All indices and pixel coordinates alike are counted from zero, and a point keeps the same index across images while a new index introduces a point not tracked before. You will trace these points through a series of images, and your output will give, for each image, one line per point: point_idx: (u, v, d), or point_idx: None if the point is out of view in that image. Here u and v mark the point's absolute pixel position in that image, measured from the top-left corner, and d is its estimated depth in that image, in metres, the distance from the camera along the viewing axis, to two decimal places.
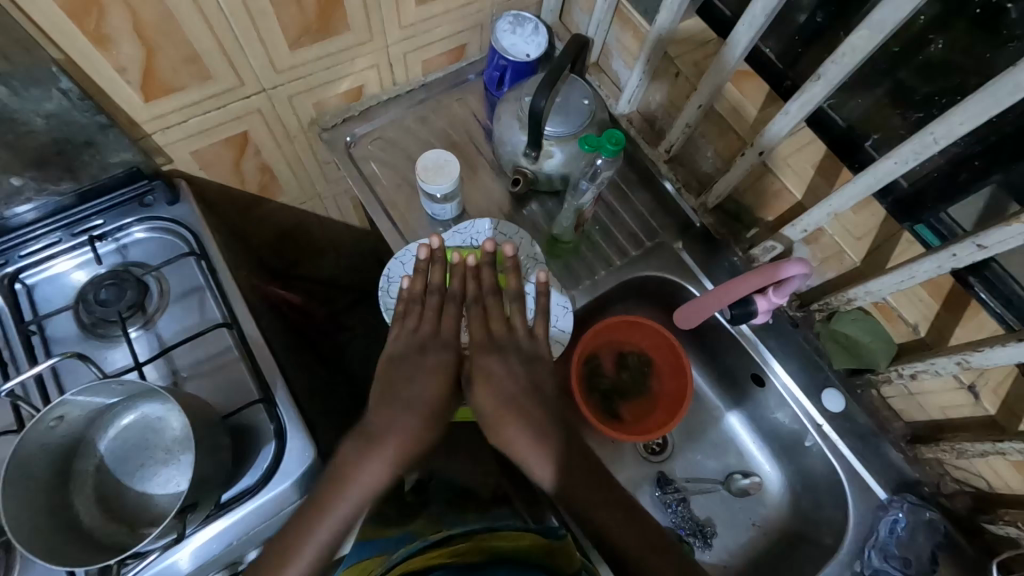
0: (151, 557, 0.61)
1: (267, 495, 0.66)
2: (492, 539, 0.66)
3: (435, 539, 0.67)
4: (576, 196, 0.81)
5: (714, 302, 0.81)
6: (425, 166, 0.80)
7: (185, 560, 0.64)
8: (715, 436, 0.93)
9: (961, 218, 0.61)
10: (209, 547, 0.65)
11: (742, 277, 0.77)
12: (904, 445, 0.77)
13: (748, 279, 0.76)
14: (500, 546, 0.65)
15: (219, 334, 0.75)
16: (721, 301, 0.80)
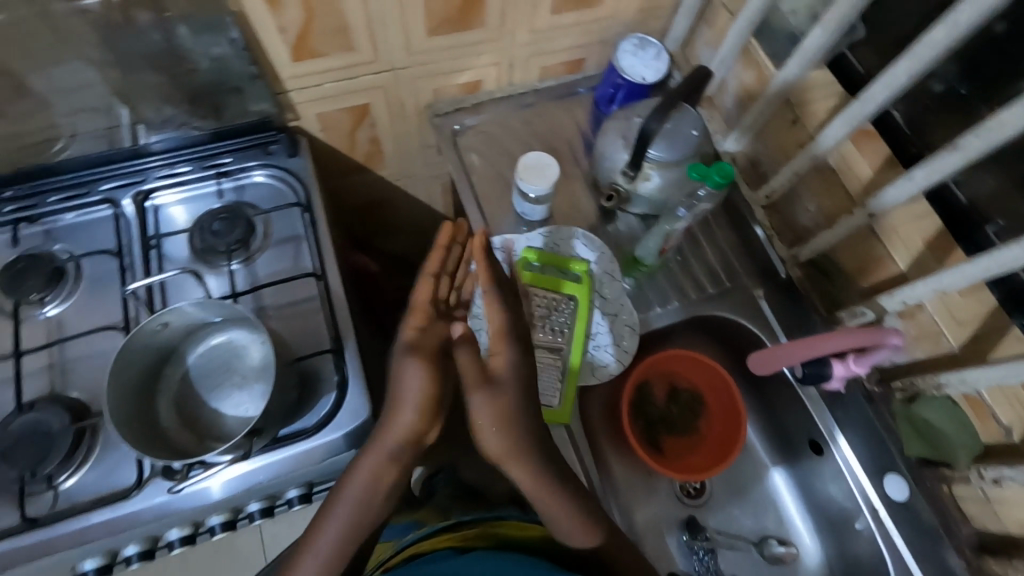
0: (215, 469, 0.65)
1: (317, 441, 0.70)
2: (496, 527, 0.73)
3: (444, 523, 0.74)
4: (671, 220, 0.83)
5: (795, 354, 0.76)
6: (526, 164, 0.82)
7: (216, 489, 0.67)
8: (757, 494, 0.89)
9: None
10: (238, 484, 0.67)
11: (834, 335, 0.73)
12: (968, 553, 0.72)
13: (843, 337, 0.72)
14: (504, 534, 0.72)
15: (307, 283, 0.80)
16: (804, 354, 0.75)
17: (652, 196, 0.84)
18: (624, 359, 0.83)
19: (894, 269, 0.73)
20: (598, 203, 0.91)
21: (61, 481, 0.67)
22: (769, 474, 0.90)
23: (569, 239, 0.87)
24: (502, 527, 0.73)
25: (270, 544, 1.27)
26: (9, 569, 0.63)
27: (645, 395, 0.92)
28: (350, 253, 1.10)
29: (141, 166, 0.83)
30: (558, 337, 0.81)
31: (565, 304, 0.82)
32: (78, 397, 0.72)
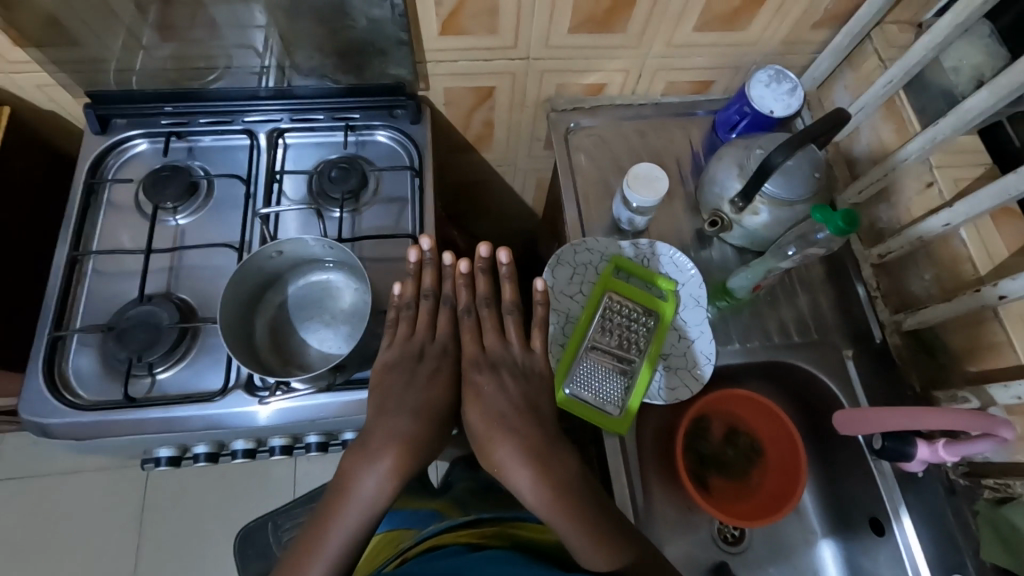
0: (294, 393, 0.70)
1: None
2: (515, 530, 0.71)
3: (464, 522, 0.72)
4: (777, 258, 0.81)
5: (884, 421, 0.70)
6: (636, 173, 0.82)
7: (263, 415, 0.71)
8: (798, 559, 0.85)
9: None
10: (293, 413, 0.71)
11: (929, 412, 0.68)
12: None
13: (945, 415, 0.67)
14: (523, 536, 0.70)
15: (403, 243, 0.84)
16: (897, 423, 0.69)
17: (757, 229, 0.83)
18: (693, 385, 0.81)
19: (1011, 360, 0.68)
20: (697, 226, 0.90)
21: (158, 371, 0.74)
22: (813, 540, 0.86)
23: (660, 255, 0.86)
24: (518, 528, 0.71)
25: (302, 479, 1.33)
26: (102, 435, 0.70)
27: (700, 428, 0.91)
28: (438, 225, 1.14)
29: (280, 106, 0.89)
30: (635, 351, 0.80)
31: (646, 317, 0.82)
32: (186, 298, 0.80)
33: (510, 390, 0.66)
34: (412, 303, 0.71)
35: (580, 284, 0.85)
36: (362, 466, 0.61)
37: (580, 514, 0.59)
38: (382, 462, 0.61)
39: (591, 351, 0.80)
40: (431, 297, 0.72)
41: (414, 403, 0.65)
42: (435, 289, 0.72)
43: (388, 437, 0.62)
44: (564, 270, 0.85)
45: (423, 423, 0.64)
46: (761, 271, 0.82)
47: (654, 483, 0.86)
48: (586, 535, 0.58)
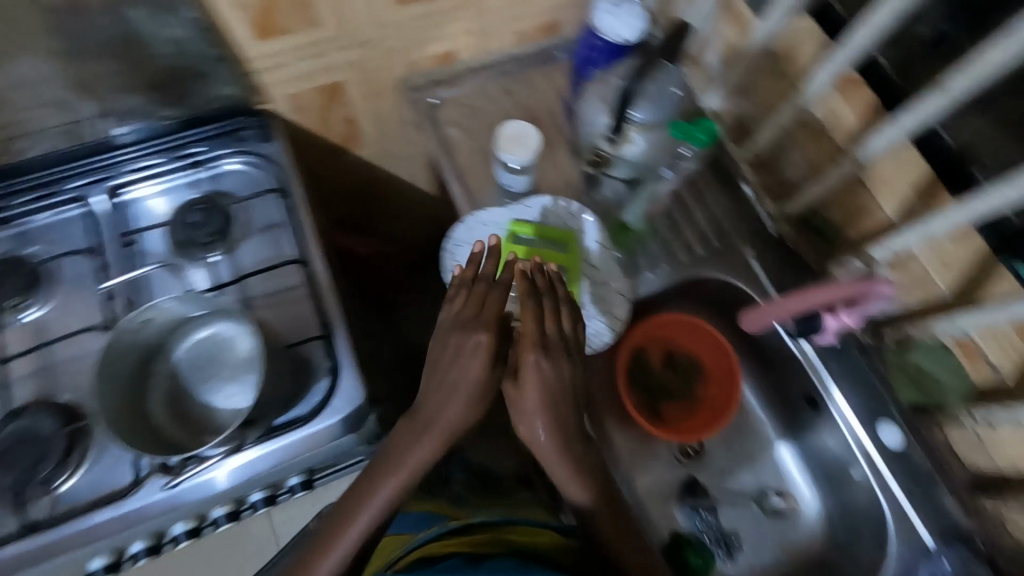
0: (210, 461, 0.65)
1: (314, 427, 0.70)
2: (507, 532, 0.68)
3: (455, 523, 0.69)
4: (655, 181, 0.84)
5: (775, 312, 0.78)
6: (506, 134, 0.81)
7: (221, 479, 0.67)
8: (755, 451, 0.90)
9: None
10: (247, 470, 0.67)
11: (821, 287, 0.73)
12: (963, 495, 0.73)
13: (830, 288, 0.72)
14: (517, 541, 0.67)
15: (290, 270, 0.79)
16: (784, 312, 0.77)
17: (637, 159, 0.81)
18: (618, 325, 0.82)
19: (883, 218, 0.73)
20: (584, 171, 0.88)
21: (60, 483, 0.66)
22: (764, 428, 0.91)
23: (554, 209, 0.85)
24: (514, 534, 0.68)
25: (280, 530, 1.28)
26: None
27: (642, 359, 0.93)
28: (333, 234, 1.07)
29: (108, 161, 0.80)
30: None
31: None
32: (68, 399, 0.72)
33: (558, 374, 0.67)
34: (475, 280, 0.71)
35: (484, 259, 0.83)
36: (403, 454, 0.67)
37: (587, 485, 0.69)
38: (421, 446, 0.67)
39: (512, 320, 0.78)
40: (489, 284, 0.71)
41: (466, 382, 0.67)
42: (493, 277, 0.71)
43: (438, 416, 0.67)
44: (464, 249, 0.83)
45: (470, 401, 0.67)
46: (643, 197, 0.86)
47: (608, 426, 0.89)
48: (594, 501, 0.70)
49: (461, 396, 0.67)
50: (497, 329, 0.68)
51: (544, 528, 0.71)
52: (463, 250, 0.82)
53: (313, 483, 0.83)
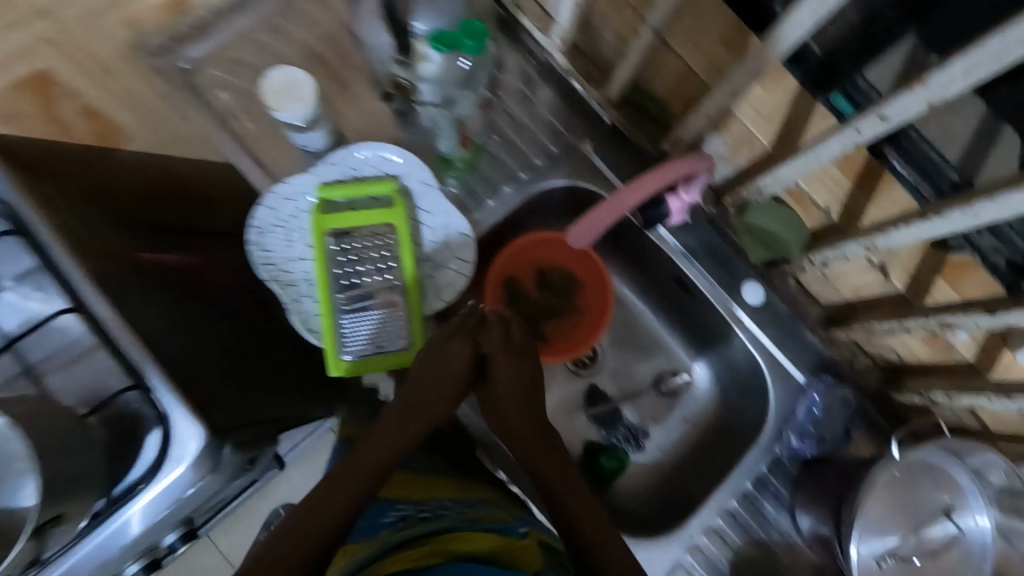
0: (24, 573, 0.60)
1: (163, 482, 0.62)
2: (449, 541, 0.60)
3: (401, 535, 0.61)
4: (453, 105, 0.72)
5: (600, 221, 0.73)
6: (272, 87, 0.66)
7: (135, 520, 0.61)
8: (644, 341, 0.92)
9: (876, 78, 0.69)
10: (159, 507, 0.62)
11: (658, 169, 0.69)
12: (820, 330, 0.76)
13: (665, 169, 0.68)
14: (459, 549, 0.59)
15: (69, 320, 0.66)
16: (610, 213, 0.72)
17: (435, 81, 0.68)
18: (466, 270, 0.74)
19: None
20: (386, 104, 0.77)
21: None
22: (649, 318, 0.92)
23: (364, 157, 0.73)
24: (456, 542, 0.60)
25: None
26: None
27: (513, 287, 0.87)
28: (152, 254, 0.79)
29: None
30: (390, 274, 0.69)
31: (384, 233, 0.70)
32: None
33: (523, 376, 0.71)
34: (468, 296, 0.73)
35: (299, 239, 0.71)
36: (386, 439, 0.67)
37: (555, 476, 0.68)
38: (408, 429, 0.68)
39: (345, 301, 0.67)
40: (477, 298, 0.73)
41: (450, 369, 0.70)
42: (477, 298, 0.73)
43: (422, 404, 0.69)
44: (271, 233, 0.70)
45: (453, 398, 0.70)
46: (453, 132, 0.75)
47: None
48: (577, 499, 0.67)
49: (436, 392, 0.69)
50: (478, 332, 0.71)
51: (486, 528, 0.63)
52: (271, 235, 0.70)
53: (197, 528, 0.76)
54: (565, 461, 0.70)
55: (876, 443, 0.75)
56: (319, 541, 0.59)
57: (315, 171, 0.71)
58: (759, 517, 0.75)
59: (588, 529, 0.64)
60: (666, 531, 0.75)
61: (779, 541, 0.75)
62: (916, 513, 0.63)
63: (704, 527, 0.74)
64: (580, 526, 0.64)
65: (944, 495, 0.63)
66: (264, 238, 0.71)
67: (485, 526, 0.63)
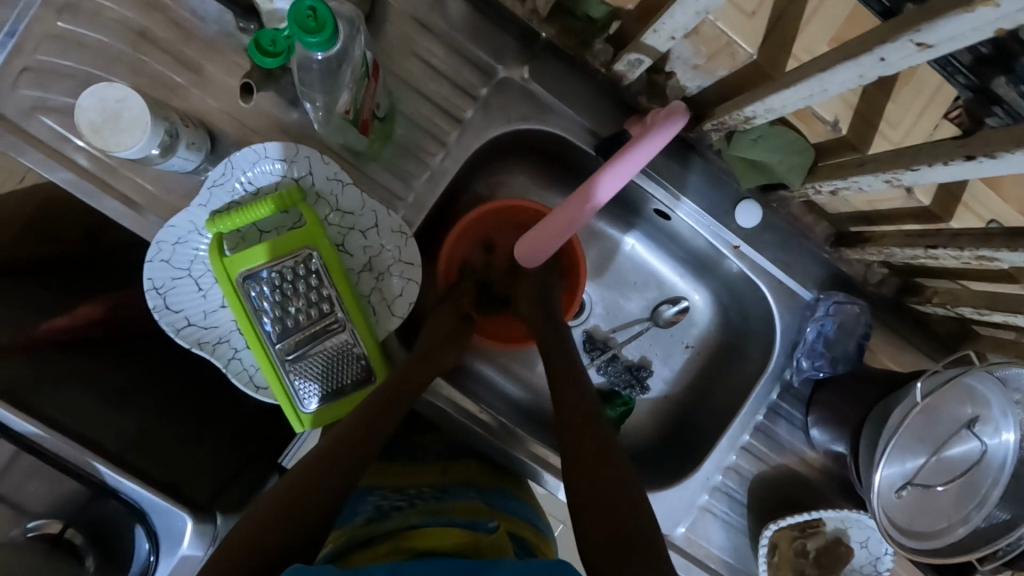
0: None
1: (172, 561, 0.61)
2: (413, 538, 0.58)
3: (362, 534, 0.61)
4: (330, 94, 0.51)
5: (556, 238, 0.63)
6: (88, 121, 0.49)
7: None
8: (632, 274, 0.83)
9: None
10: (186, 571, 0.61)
11: (605, 176, 0.59)
12: (829, 249, 0.68)
13: (610, 176, 0.59)
14: (422, 545, 0.57)
15: None
16: (564, 230, 0.62)
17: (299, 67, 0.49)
18: (413, 274, 0.63)
19: None
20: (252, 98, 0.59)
21: None
22: (631, 248, 0.83)
23: (253, 167, 0.59)
24: (418, 539, 0.58)
25: None
26: None
27: (471, 270, 0.74)
28: (70, 309, 0.72)
29: None
30: (326, 305, 0.59)
31: (307, 256, 0.59)
32: None
33: (537, 304, 0.70)
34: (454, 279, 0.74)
35: (210, 284, 0.60)
36: (400, 387, 0.59)
37: (578, 415, 0.59)
38: (418, 377, 0.61)
39: (284, 349, 0.58)
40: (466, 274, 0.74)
41: (450, 333, 0.68)
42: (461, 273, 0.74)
43: (433, 353, 0.64)
44: (176, 286, 0.59)
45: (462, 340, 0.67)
46: (347, 127, 0.53)
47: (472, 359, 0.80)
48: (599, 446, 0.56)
49: (440, 349, 0.65)
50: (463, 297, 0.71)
51: (450, 525, 0.60)
52: (176, 289, 0.59)
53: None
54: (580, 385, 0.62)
55: (892, 349, 0.70)
56: (327, 484, 0.52)
57: (199, 199, 0.58)
58: (771, 442, 0.73)
59: (581, 481, 0.54)
60: (682, 475, 0.74)
61: (794, 459, 0.74)
62: (938, 431, 0.60)
63: (720, 467, 0.72)
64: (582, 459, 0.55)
65: (966, 407, 0.60)
66: (168, 294, 0.59)
67: (450, 520, 0.61)
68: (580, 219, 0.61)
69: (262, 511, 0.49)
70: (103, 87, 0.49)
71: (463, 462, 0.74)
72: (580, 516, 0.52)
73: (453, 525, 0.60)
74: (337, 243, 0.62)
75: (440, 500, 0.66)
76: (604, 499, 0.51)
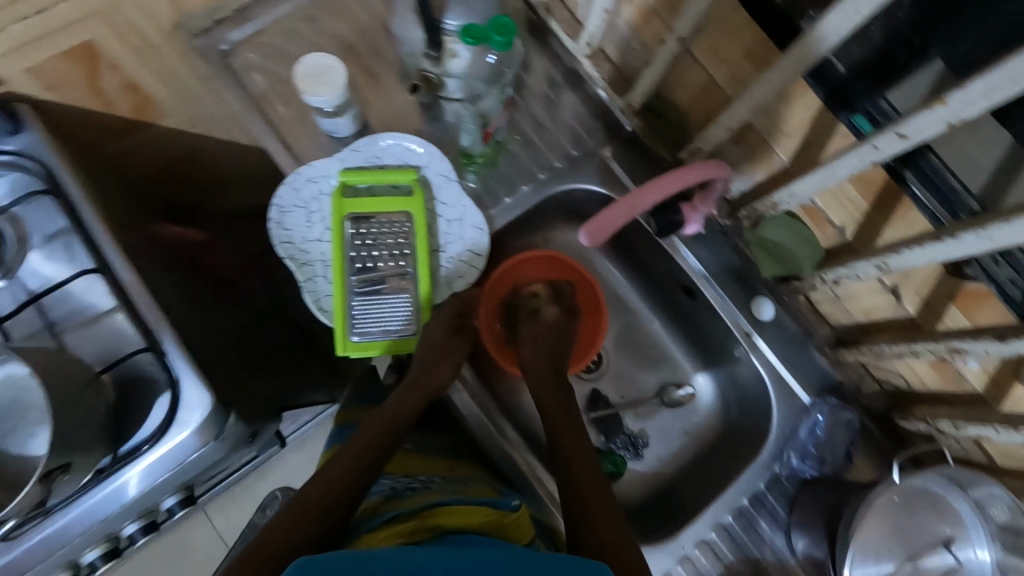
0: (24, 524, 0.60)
1: (165, 445, 0.63)
2: (436, 515, 0.60)
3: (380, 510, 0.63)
4: (477, 98, 0.75)
5: (614, 220, 0.72)
6: (304, 73, 0.68)
7: (133, 484, 0.62)
8: (650, 350, 0.91)
9: None
10: (165, 463, 0.63)
11: (664, 178, 0.70)
12: (828, 350, 0.76)
13: (667, 181, 0.70)
14: (447, 524, 0.59)
15: (95, 281, 0.68)
16: (625, 213, 0.72)
17: (463, 74, 0.72)
18: (478, 263, 0.76)
19: (722, 94, 0.69)
20: (414, 98, 0.79)
21: None
22: (654, 326, 0.92)
23: (389, 146, 0.75)
24: (444, 517, 0.60)
25: (225, 527, 1.14)
26: None
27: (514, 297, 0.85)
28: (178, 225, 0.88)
29: None
30: (404, 260, 0.72)
31: (404, 220, 0.73)
32: None
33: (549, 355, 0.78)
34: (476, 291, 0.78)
35: (319, 219, 0.73)
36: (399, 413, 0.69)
37: (574, 442, 0.69)
38: (407, 404, 0.70)
39: (359, 281, 0.70)
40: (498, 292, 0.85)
41: (444, 348, 0.72)
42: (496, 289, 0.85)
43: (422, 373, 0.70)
44: (294, 212, 0.73)
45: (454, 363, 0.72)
46: (476, 125, 0.76)
47: (489, 374, 0.87)
48: (599, 480, 0.65)
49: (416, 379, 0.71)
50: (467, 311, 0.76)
51: (476, 504, 0.63)
52: (292, 214, 0.73)
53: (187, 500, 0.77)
54: (578, 430, 0.71)
55: (876, 467, 0.74)
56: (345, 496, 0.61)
57: (340, 155, 0.74)
58: (752, 533, 0.74)
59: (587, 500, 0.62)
60: (658, 540, 0.75)
61: (772, 560, 0.73)
62: (915, 540, 0.62)
63: (696, 540, 0.73)
64: (583, 491, 0.63)
65: (944, 525, 0.62)
66: (285, 216, 0.73)
67: (473, 498, 0.64)
68: (639, 204, 0.71)
69: (294, 516, 0.59)
70: (323, 55, 0.69)
71: (467, 462, 0.74)
72: (582, 526, 0.60)
73: (476, 504, 0.63)
74: (431, 220, 0.76)
75: (452, 482, 0.68)
76: (612, 541, 0.57)
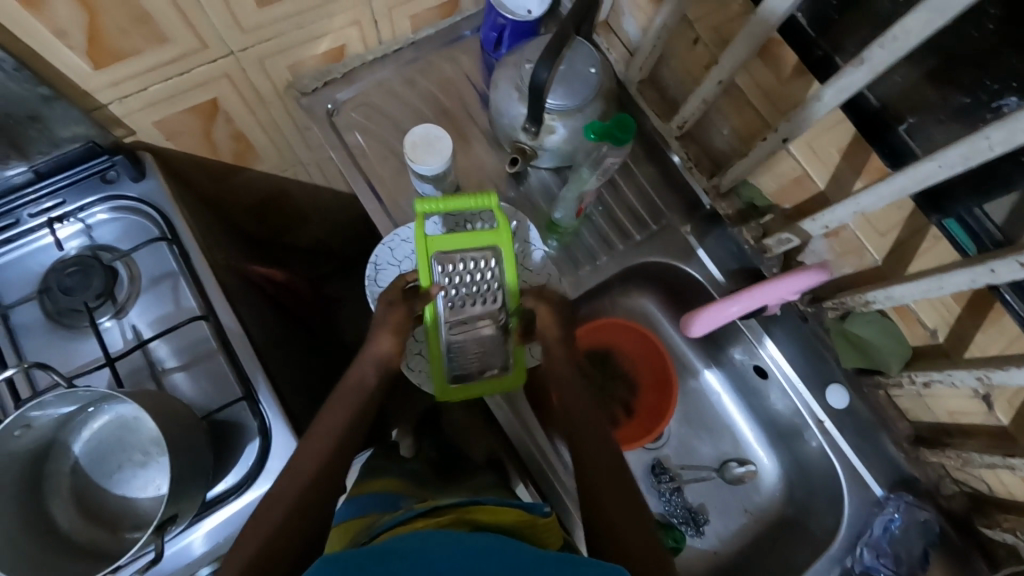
0: None
1: (251, 493, 0.65)
2: (473, 511, 0.59)
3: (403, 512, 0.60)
4: (579, 179, 0.75)
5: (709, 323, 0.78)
6: (412, 141, 0.72)
7: (198, 542, 0.64)
8: (711, 422, 0.91)
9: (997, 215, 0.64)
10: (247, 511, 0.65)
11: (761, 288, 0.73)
12: (906, 446, 0.75)
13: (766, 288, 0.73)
14: (483, 519, 0.58)
15: (196, 325, 0.71)
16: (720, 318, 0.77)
17: (559, 148, 0.76)
18: None
19: (813, 188, 0.71)
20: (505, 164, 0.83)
21: None
22: (717, 398, 0.91)
23: None
24: (478, 513, 0.58)
25: None
26: None
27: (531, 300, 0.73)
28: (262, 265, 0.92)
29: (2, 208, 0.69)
30: (492, 301, 0.65)
31: (489, 257, 0.65)
32: None
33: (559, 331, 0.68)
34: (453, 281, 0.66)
35: None
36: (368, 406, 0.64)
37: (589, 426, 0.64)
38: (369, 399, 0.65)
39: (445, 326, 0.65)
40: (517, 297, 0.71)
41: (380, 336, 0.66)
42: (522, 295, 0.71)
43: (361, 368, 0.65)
44: (387, 270, 0.76)
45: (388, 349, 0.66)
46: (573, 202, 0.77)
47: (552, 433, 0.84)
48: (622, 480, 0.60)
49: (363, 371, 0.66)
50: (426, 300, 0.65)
51: (508, 504, 0.61)
52: (386, 273, 0.76)
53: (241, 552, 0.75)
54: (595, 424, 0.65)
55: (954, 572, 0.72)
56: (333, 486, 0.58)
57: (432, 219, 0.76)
58: None
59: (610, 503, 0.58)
60: None
61: None
62: None
63: None
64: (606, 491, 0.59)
65: None
66: (379, 273, 0.76)
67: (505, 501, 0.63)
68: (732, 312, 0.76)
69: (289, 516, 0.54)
70: (431, 125, 0.73)
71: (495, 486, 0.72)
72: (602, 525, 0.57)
73: (508, 504, 0.62)
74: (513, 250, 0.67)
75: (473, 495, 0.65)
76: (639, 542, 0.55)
